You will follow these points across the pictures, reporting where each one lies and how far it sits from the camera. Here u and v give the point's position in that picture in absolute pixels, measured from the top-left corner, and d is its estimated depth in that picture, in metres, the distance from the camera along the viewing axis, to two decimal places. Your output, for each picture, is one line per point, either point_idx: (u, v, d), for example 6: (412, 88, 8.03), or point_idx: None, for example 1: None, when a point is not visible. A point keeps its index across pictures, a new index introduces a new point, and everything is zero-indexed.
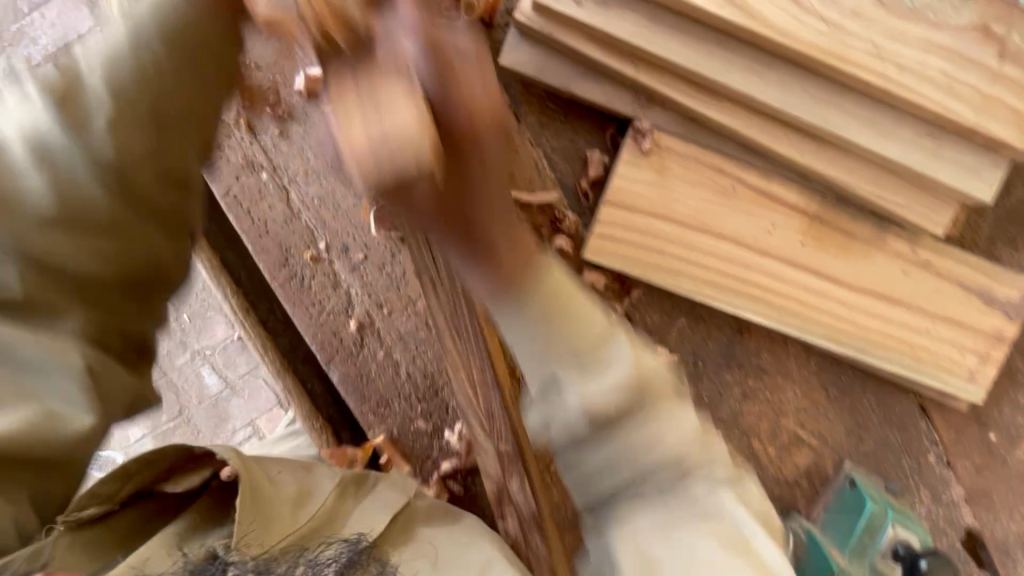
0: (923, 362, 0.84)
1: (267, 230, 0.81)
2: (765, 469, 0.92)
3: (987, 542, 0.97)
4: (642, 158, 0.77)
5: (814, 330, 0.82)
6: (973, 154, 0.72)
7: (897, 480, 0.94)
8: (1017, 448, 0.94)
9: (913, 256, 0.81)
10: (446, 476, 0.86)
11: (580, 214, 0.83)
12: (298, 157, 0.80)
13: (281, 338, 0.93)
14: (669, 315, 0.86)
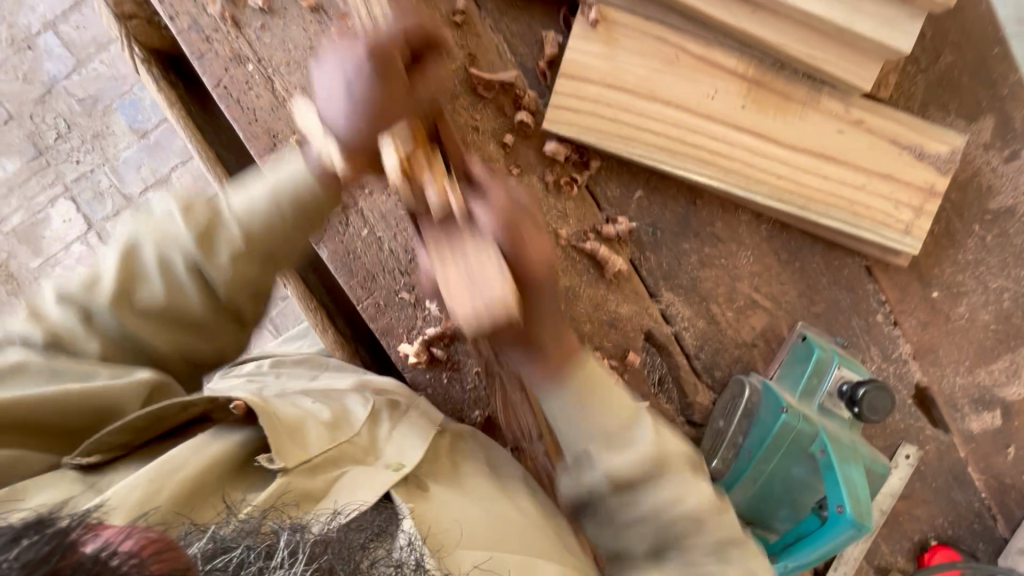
0: (861, 217, 0.91)
1: (256, 118, 0.88)
2: (724, 332, 0.99)
3: (936, 398, 1.05)
4: (591, 30, 0.84)
5: (759, 189, 0.90)
6: (890, 7, 0.80)
7: (848, 339, 1.01)
8: (958, 305, 1.01)
9: (847, 115, 0.88)
10: (429, 342, 0.94)
11: (540, 92, 0.90)
12: (280, 48, 0.87)
13: None
14: (628, 186, 0.94)
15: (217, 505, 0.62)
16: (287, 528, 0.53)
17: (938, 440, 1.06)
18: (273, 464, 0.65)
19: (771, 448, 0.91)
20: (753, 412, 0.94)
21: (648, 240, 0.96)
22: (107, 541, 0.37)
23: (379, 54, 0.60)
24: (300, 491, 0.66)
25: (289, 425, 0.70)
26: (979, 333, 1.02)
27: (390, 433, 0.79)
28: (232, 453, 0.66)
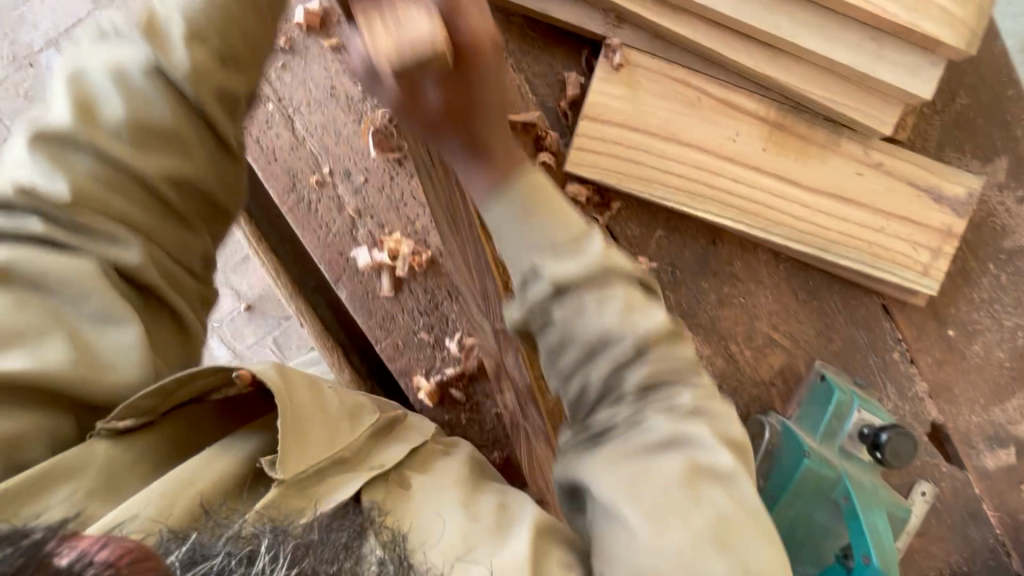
0: (880, 258, 0.91)
1: (276, 157, 0.88)
2: (743, 371, 0.99)
3: (951, 435, 1.05)
4: (614, 74, 0.84)
5: (779, 231, 0.90)
6: (913, 54, 0.80)
7: (864, 377, 1.01)
8: (973, 343, 1.01)
9: (866, 158, 0.89)
10: (447, 382, 0.93)
11: (561, 133, 0.90)
12: (301, 88, 0.87)
13: (290, 268, 1.00)
14: (648, 226, 0.94)
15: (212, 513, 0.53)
16: (270, 530, 0.46)
17: (954, 478, 1.06)
18: (273, 468, 0.56)
19: (794, 493, 0.91)
20: (773, 454, 0.94)
21: (668, 280, 0.96)
22: (80, 550, 0.33)
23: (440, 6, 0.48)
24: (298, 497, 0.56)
25: (292, 421, 0.57)
26: (993, 371, 1.02)
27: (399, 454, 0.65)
28: (240, 473, 0.57)
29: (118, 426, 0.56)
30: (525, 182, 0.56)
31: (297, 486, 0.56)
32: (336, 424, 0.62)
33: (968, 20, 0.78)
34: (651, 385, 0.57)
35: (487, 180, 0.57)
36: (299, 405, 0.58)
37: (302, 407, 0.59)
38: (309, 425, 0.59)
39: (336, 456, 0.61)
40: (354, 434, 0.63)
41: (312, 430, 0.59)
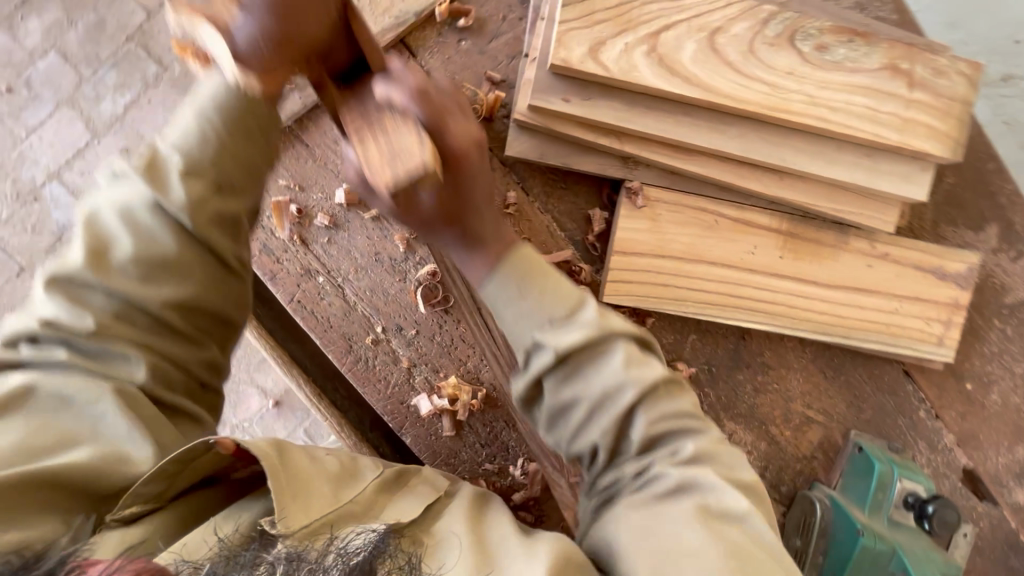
0: (900, 338, 0.99)
1: (331, 323, 0.93)
2: (785, 451, 1.06)
3: (984, 477, 1.12)
4: (638, 211, 0.91)
5: (806, 325, 0.97)
6: (905, 164, 0.88)
7: (898, 440, 1.08)
8: (990, 392, 1.09)
9: (874, 250, 0.96)
10: (518, 505, 0.99)
11: (592, 263, 0.96)
12: (346, 258, 0.92)
13: (348, 413, 1.05)
14: (680, 332, 1.01)
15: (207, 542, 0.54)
16: (283, 555, 0.47)
17: (991, 516, 1.13)
18: (275, 530, 0.55)
19: (855, 569, 0.96)
20: (827, 531, 1.00)
21: (706, 379, 1.02)
22: None
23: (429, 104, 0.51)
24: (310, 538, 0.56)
25: (306, 473, 0.62)
26: (1012, 414, 1.10)
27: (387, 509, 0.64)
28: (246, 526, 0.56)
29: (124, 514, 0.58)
30: (516, 261, 0.59)
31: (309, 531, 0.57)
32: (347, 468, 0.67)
33: (951, 132, 0.86)
34: (655, 437, 0.62)
35: (469, 255, 0.60)
36: (291, 458, 0.62)
37: (316, 503, 0.59)
38: (310, 470, 0.62)
39: (301, 472, 0.61)
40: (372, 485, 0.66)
41: (347, 479, 0.65)
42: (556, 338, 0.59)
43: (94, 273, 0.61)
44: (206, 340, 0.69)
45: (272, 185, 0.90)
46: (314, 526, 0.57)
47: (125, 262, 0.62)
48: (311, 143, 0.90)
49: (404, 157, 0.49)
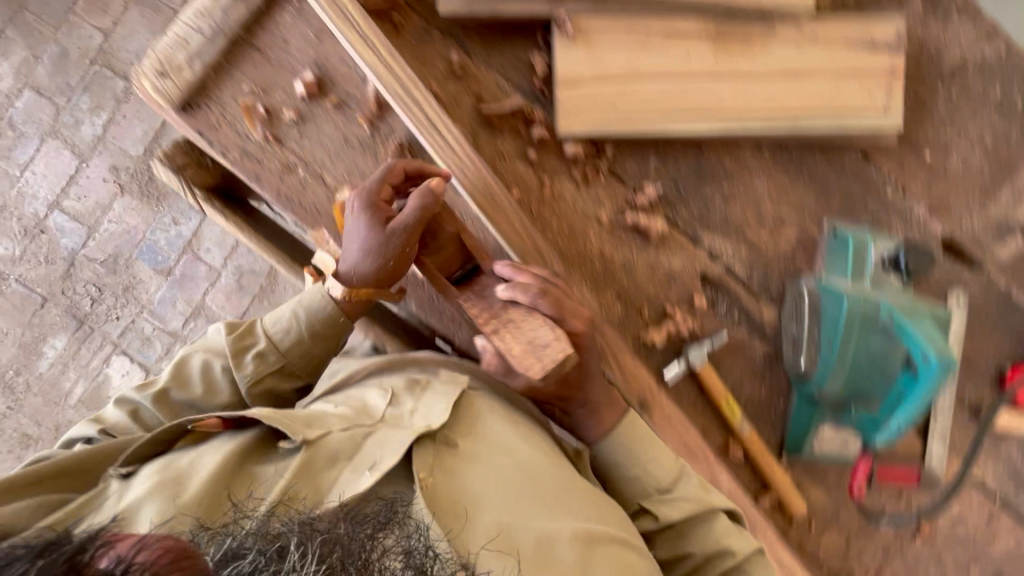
0: (847, 113, 1.04)
1: (319, 212, 1.01)
2: (766, 252, 1.11)
3: (964, 241, 1.16)
4: (572, 41, 0.98)
5: (756, 117, 1.02)
6: None
7: (871, 220, 1.13)
8: (950, 156, 1.14)
9: (801, 34, 1.02)
10: None
11: (544, 107, 1.04)
12: (319, 148, 1.00)
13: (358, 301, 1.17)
14: (641, 158, 1.07)
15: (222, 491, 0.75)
16: (295, 526, 0.60)
17: (979, 279, 1.17)
18: (295, 441, 0.81)
19: (847, 328, 1.02)
20: (817, 308, 1.06)
21: (675, 197, 1.09)
22: (111, 556, 0.52)
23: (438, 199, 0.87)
24: (321, 464, 0.80)
25: (306, 418, 0.86)
26: (976, 174, 1.14)
27: (415, 407, 0.92)
28: (242, 449, 0.81)
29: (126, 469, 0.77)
30: (623, 428, 0.96)
31: (319, 444, 0.82)
32: (364, 403, 0.94)
33: None
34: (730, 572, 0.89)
35: (597, 423, 0.95)
36: (290, 414, 0.87)
37: (319, 460, 0.81)
38: (303, 421, 0.85)
39: (314, 423, 0.86)
40: (383, 410, 0.92)
41: (363, 416, 0.91)
42: (660, 506, 0.93)
43: (156, 405, 0.92)
44: (246, 399, 0.97)
45: (237, 92, 0.98)
46: (313, 440, 0.82)
47: (193, 380, 0.95)
48: (264, 47, 0.98)
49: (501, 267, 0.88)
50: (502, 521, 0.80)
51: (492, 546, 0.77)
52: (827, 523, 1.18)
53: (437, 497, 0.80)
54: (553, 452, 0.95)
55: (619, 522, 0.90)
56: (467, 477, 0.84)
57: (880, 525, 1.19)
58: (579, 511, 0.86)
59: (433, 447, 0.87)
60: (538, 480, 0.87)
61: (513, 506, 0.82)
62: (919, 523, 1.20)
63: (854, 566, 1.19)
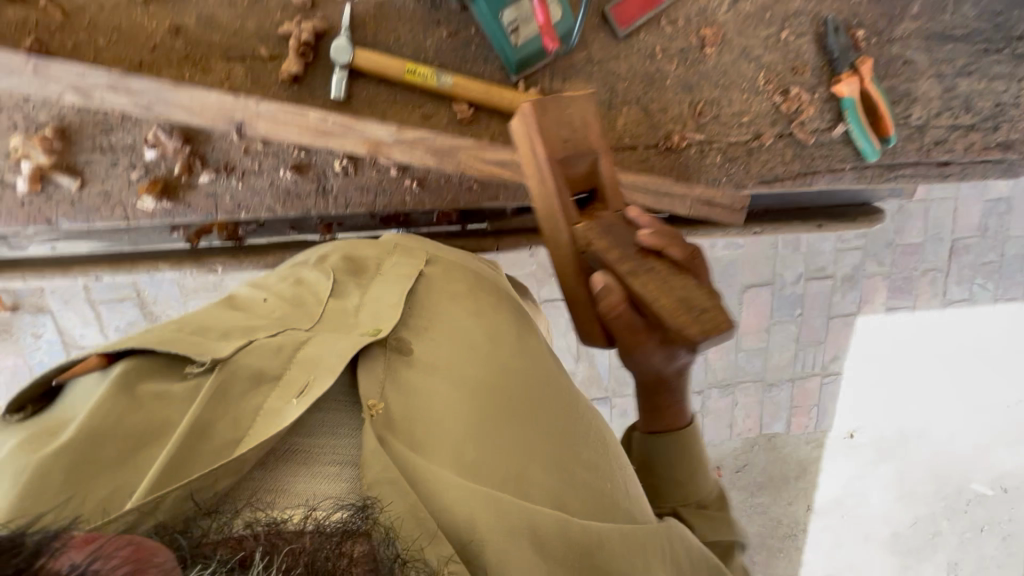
0: None
1: None
2: None
3: None
4: None
5: None
6: None
7: None
8: None
9: None
10: (185, 173, 1.06)
11: None
12: None
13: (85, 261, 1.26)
14: None
15: (141, 408, 0.62)
16: (265, 528, 0.51)
17: None
18: (202, 364, 0.66)
19: None
20: None
21: None
22: (80, 560, 0.39)
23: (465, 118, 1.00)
24: (240, 385, 0.65)
25: (223, 331, 0.73)
26: None
27: (362, 298, 0.88)
28: (146, 373, 0.65)
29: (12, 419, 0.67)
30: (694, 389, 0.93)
31: (229, 366, 0.66)
32: (301, 291, 0.90)
33: None
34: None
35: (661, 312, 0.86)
36: (174, 337, 0.69)
37: (235, 383, 0.65)
38: (215, 338, 0.71)
39: (234, 335, 0.72)
40: (324, 300, 0.87)
41: (301, 313, 0.83)
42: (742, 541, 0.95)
43: None
44: (167, 366, 0.68)
45: None
46: (228, 359, 0.66)
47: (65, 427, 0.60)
48: None
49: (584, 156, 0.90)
50: (461, 431, 0.72)
51: (452, 456, 0.69)
52: (610, 106, 1.04)
53: (394, 421, 0.69)
54: (497, 329, 0.91)
55: (581, 432, 0.86)
56: (424, 391, 0.74)
57: (663, 66, 1.04)
58: (532, 425, 0.79)
59: (384, 354, 0.76)
60: (492, 392, 0.79)
61: (455, 423, 0.72)
62: (701, 33, 1.04)
63: (667, 124, 1.06)
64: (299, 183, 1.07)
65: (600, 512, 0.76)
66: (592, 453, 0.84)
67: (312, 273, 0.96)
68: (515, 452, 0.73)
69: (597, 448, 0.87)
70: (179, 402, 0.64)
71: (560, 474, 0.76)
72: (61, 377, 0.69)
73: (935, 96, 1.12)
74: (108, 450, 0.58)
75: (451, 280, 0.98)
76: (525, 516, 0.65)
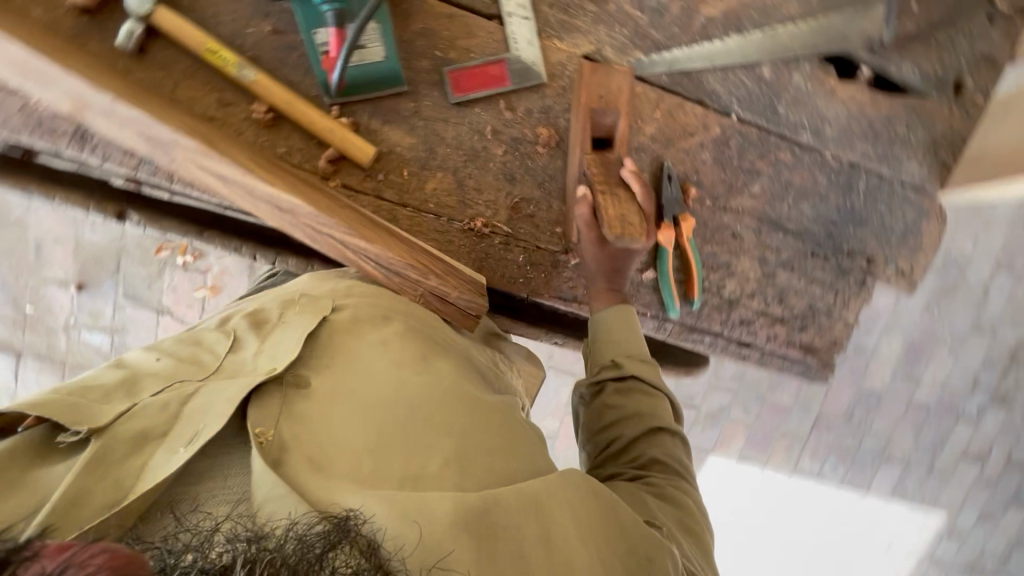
0: None
1: None
2: None
3: None
4: None
5: None
6: None
7: None
8: None
9: None
10: None
11: None
12: None
13: None
14: None
15: (46, 479, 0.60)
16: (240, 538, 0.50)
17: None
18: (79, 434, 0.61)
19: None
20: None
21: None
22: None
23: (462, 91, 0.97)
24: (122, 453, 0.62)
25: (107, 389, 0.67)
26: None
27: (256, 348, 0.77)
28: (38, 451, 0.63)
29: None
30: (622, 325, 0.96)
31: (111, 432, 0.62)
32: (199, 351, 0.77)
33: None
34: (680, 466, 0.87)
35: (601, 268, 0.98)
36: (61, 401, 0.63)
37: (114, 449, 0.62)
38: (97, 400, 0.65)
39: (117, 396, 0.67)
40: (222, 355, 0.77)
41: (190, 368, 0.73)
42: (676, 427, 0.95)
43: None
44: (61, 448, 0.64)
45: None
46: (105, 427, 0.63)
47: None
48: None
49: (606, 113, 0.97)
50: (364, 441, 0.68)
51: (349, 471, 0.65)
52: (424, 166, 1.00)
53: (287, 447, 0.66)
54: (403, 359, 0.77)
55: (487, 423, 0.75)
56: (329, 416, 0.70)
57: (490, 148, 1.01)
58: (453, 425, 0.72)
59: (281, 391, 0.71)
60: (408, 404, 0.72)
61: (358, 440, 0.68)
62: (538, 131, 1.01)
63: (478, 205, 1.02)
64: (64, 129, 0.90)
65: (510, 479, 0.70)
66: (505, 434, 0.75)
67: (210, 332, 0.81)
68: (418, 454, 0.68)
69: (501, 432, 0.75)
70: (58, 476, 0.61)
71: (460, 464, 0.68)
72: None
73: (753, 276, 1.13)
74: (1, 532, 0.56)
75: (358, 328, 0.81)
76: (422, 504, 0.61)
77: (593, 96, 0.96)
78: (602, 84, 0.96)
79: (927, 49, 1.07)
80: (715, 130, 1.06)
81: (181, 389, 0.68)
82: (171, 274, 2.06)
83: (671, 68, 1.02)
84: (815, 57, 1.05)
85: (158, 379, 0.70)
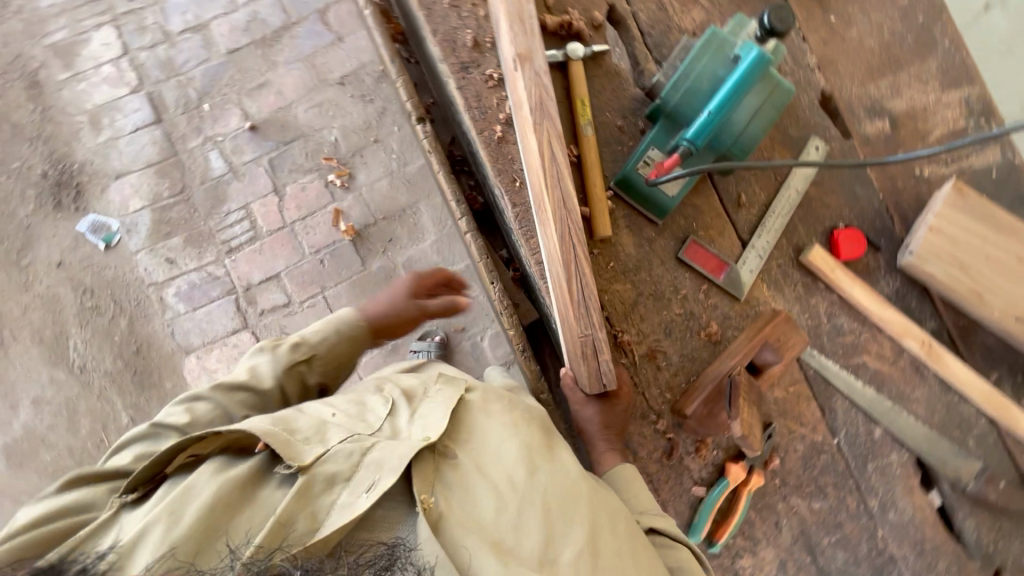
0: None
1: None
2: (672, 17, 1.25)
3: (838, 105, 1.30)
4: None
5: None
6: None
7: None
8: (850, 29, 1.31)
9: None
10: None
11: None
12: None
13: None
14: None
15: (258, 497, 0.87)
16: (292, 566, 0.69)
17: (842, 142, 1.28)
18: (292, 467, 0.88)
19: (695, 61, 1.10)
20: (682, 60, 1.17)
21: None
22: None
23: (693, 257, 1.19)
24: (321, 485, 0.87)
25: (307, 432, 0.94)
26: (866, 55, 1.30)
27: (410, 420, 1.02)
28: (242, 474, 0.88)
29: (129, 497, 0.89)
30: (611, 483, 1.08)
31: (313, 471, 0.88)
32: (363, 410, 1.05)
33: None
34: None
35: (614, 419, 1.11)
36: (284, 440, 0.90)
37: (313, 485, 0.86)
38: (301, 441, 0.92)
39: (313, 440, 0.93)
40: (383, 416, 1.03)
41: (360, 423, 1.00)
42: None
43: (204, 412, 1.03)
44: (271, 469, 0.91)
45: None
46: (308, 466, 0.88)
47: (196, 505, 0.82)
48: None
49: (771, 355, 1.13)
50: (505, 521, 0.92)
51: (496, 543, 0.90)
52: (623, 272, 1.18)
53: (443, 513, 0.90)
54: (532, 445, 1.01)
55: (615, 534, 0.96)
56: (466, 493, 0.94)
57: (672, 302, 1.19)
58: (580, 525, 0.94)
59: (431, 456, 0.96)
60: (540, 505, 0.94)
61: (502, 522, 0.92)
62: (709, 322, 1.19)
63: (631, 328, 1.17)
64: (460, 56, 1.17)
65: None
66: (622, 543, 0.95)
67: (372, 397, 1.09)
68: (546, 544, 0.91)
69: (622, 542, 0.95)
70: (273, 500, 0.87)
71: (585, 554, 0.91)
72: (212, 451, 0.93)
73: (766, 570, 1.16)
74: (218, 530, 0.81)
75: (489, 408, 1.06)
76: None
77: (770, 337, 1.12)
78: (784, 335, 1.13)
79: (990, 524, 1.22)
80: (817, 436, 1.20)
81: (361, 444, 0.94)
82: (313, 178, 2.25)
83: (819, 369, 1.22)
84: (913, 455, 1.23)
85: (341, 432, 0.96)
